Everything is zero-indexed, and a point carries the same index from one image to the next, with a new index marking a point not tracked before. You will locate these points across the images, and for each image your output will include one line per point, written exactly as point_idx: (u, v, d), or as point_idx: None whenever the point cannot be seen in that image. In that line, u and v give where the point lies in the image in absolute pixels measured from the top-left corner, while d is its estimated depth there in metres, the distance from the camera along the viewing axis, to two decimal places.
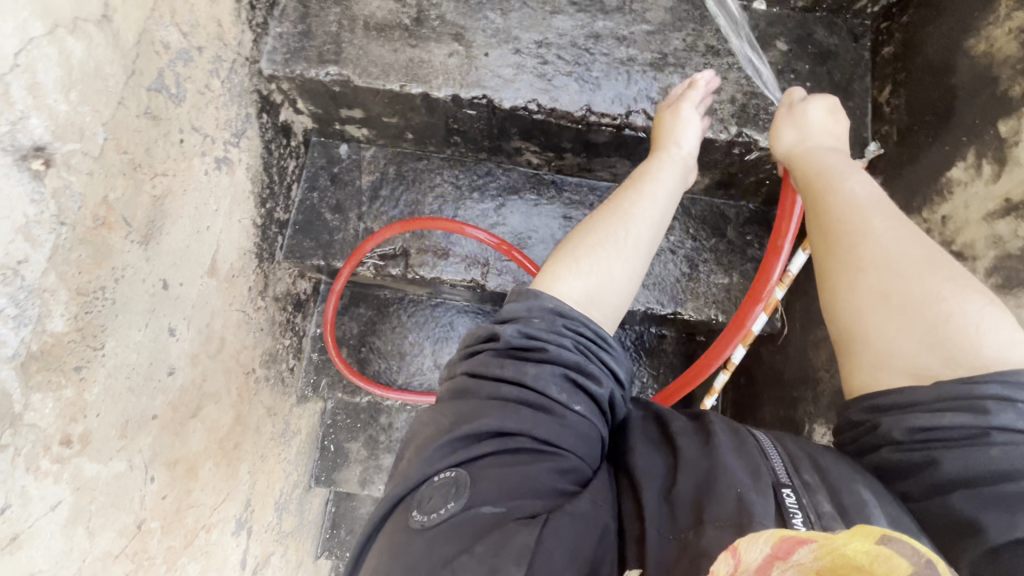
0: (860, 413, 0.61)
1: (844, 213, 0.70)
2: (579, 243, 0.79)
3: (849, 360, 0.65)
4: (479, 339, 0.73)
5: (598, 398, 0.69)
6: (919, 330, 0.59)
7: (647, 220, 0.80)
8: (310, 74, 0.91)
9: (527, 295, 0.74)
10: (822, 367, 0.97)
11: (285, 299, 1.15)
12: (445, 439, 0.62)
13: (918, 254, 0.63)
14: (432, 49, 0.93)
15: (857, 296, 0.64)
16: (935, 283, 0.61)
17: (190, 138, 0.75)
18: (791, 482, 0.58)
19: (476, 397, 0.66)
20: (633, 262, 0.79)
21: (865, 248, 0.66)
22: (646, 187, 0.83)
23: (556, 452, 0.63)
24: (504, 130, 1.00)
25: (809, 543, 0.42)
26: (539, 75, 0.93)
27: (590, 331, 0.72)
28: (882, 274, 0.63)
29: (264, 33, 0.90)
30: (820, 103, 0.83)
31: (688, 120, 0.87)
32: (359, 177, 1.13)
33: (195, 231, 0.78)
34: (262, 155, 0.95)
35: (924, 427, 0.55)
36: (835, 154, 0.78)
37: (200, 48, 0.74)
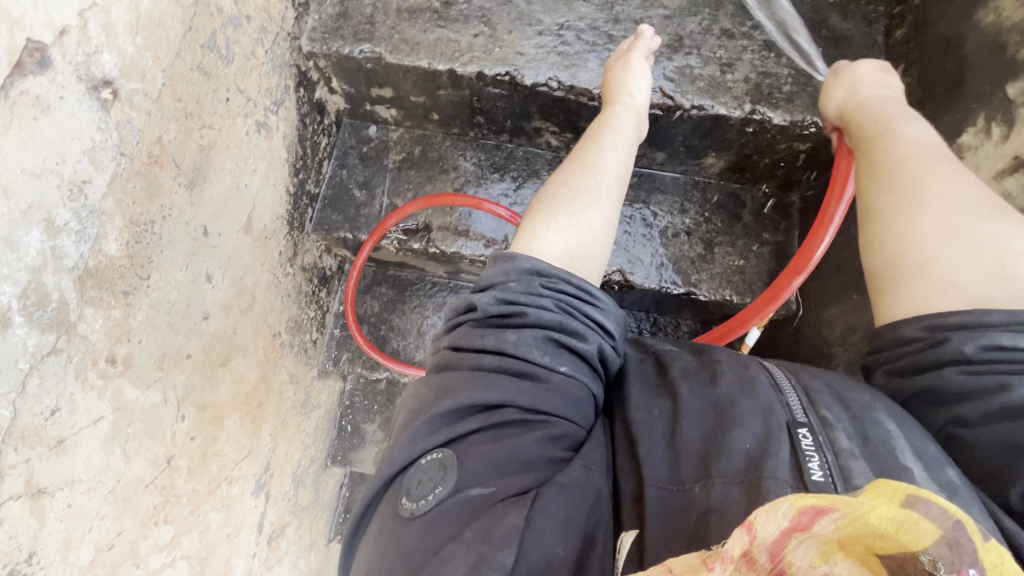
0: (916, 329, 0.62)
1: (907, 154, 0.72)
2: (555, 201, 0.82)
3: (899, 288, 0.66)
4: (460, 311, 0.75)
5: (584, 354, 0.71)
6: (985, 262, 0.62)
7: (612, 173, 0.85)
8: (345, 51, 0.98)
9: (504, 259, 0.76)
10: (837, 343, 0.97)
11: (311, 271, 1.20)
12: (429, 419, 0.65)
13: (983, 196, 0.66)
14: (460, 29, 0.99)
15: (922, 227, 0.66)
16: (1001, 223, 0.63)
17: (236, 99, 0.81)
18: (808, 422, 0.59)
19: (459, 370, 0.68)
20: (606, 214, 0.82)
21: (933, 185, 0.68)
22: (608, 139, 0.87)
23: (542, 419, 0.65)
24: (525, 109, 1.05)
25: (834, 512, 0.36)
26: (559, 53, 0.98)
27: (569, 288, 0.74)
28: (950, 209, 0.66)
29: (305, 13, 0.97)
30: (868, 65, 0.86)
31: (638, 71, 0.91)
32: (387, 156, 1.19)
33: (235, 187, 0.84)
34: (297, 127, 1.02)
35: (1002, 346, 0.57)
36: (889, 104, 0.80)
37: (248, 17, 0.81)
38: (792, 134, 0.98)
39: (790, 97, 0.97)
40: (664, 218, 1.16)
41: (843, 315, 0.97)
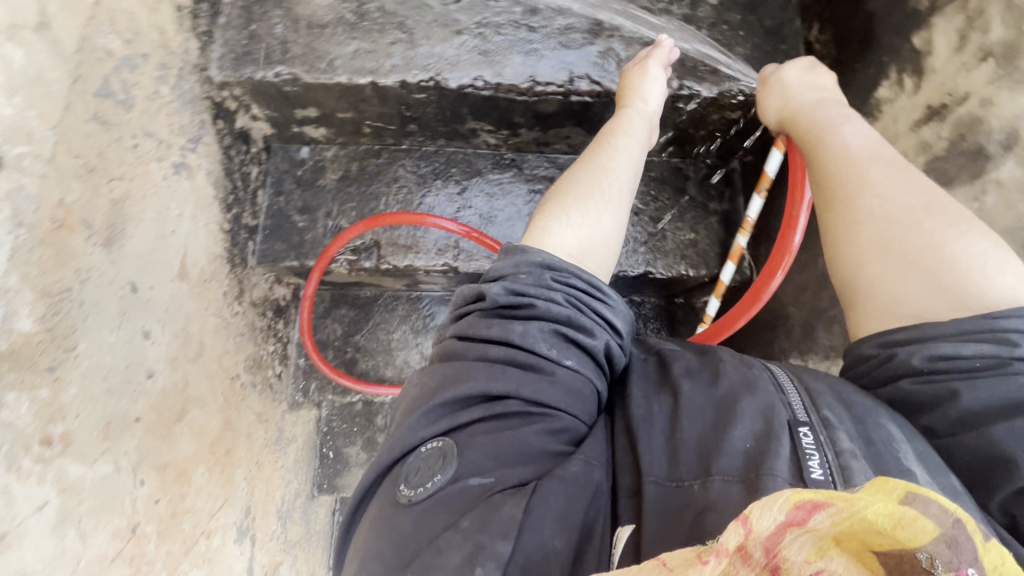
0: (871, 347, 0.63)
1: (840, 170, 0.71)
2: (568, 196, 0.80)
3: (855, 308, 0.67)
4: (466, 298, 0.73)
5: (591, 349, 0.69)
6: (923, 274, 0.61)
7: (624, 173, 0.84)
8: (259, 76, 0.93)
9: (514, 251, 0.74)
10: (789, 304, 0.99)
11: (263, 305, 1.17)
12: (431, 407, 0.64)
13: (916, 202, 0.64)
14: (377, 39, 0.96)
15: (858, 249, 0.66)
16: (937, 229, 0.62)
17: (145, 143, 0.77)
18: (808, 419, 0.58)
19: (464, 360, 0.67)
20: (618, 213, 0.81)
21: (864, 203, 0.67)
22: (621, 141, 0.86)
23: (544, 411, 0.64)
24: (456, 112, 1.03)
25: (830, 507, 0.35)
26: (481, 52, 0.96)
27: (580, 283, 0.72)
28: (883, 226, 0.65)
29: (209, 42, 0.92)
30: (794, 65, 0.86)
31: (654, 77, 0.89)
32: (324, 177, 1.15)
33: (160, 235, 0.80)
34: (222, 161, 0.97)
35: (946, 355, 0.58)
36: (822, 112, 0.78)
37: (145, 55, 0.77)
38: (722, 104, 0.98)
39: (715, 69, 0.96)
40: None
41: (792, 277, 0.99)
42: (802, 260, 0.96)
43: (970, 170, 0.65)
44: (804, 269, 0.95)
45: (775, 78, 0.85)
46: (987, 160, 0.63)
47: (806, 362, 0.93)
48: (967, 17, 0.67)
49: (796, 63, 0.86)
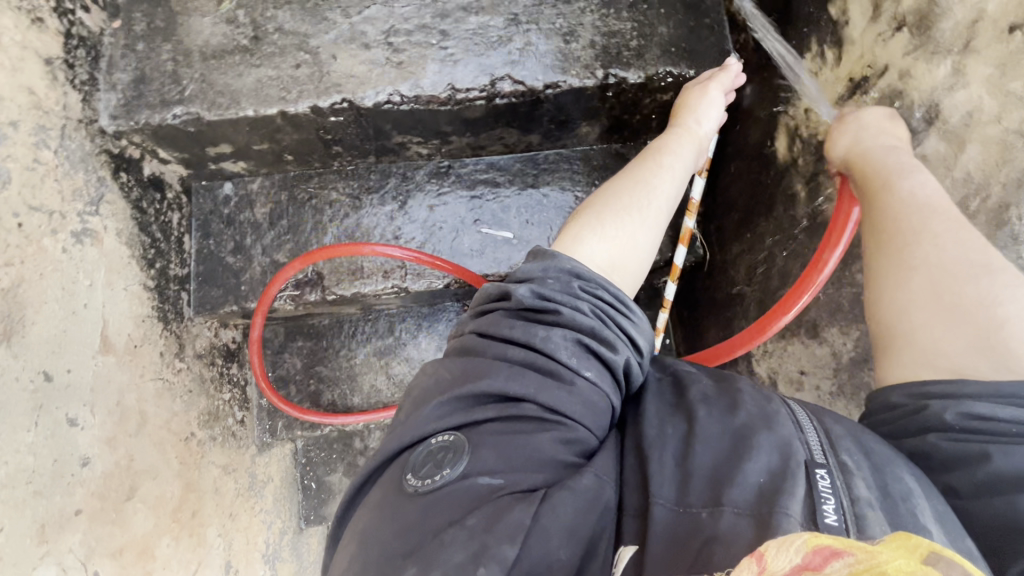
0: (903, 396, 0.55)
1: (899, 213, 0.61)
2: (603, 207, 0.73)
3: (886, 350, 0.59)
4: (489, 295, 0.65)
5: (611, 364, 0.61)
6: (969, 327, 0.54)
7: (664, 188, 0.76)
8: (155, 120, 0.87)
9: (544, 255, 0.66)
10: (743, 284, 0.97)
11: (211, 354, 1.11)
12: (443, 400, 0.57)
13: (979, 258, 0.56)
14: (278, 64, 0.89)
15: (904, 293, 0.58)
16: (991, 287, 0.55)
17: (31, 219, 0.70)
18: (826, 461, 0.50)
19: (482, 356, 0.59)
20: (654, 229, 0.73)
21: (918, 248, 0.59)
22: (666, 159, 0.79)
23: (561, 420, 0.56)
24: (379, 129, 0.98)
25: (849, 556, 0.33)
26: (395, 63, 0.91)
27: (609, 296, 0.64)
28: (934, 274, 0.57)
29: (94, 90, 0.85)
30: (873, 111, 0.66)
31: (712, 100, 0.83)
32: (253, 211, 1.08)
33: (70, 311, 0.74)
34: (134, 216, 0.90)
35: (982, 415, 0.50)
36: (895, 155, 0.63)
37: (13, 123, 0.70)
38: (652, 88, 0.94)
39: (639, 52, 0.92)
40: (558, 197, 1.12)
41: (743, 256, 0.97)
42: (752, 239, 0.94)
43: None
44: (753, 246, 0.94)
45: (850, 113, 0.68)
46: (912, 135, 0.64)
47: (766, 342, 0.91)
48: None
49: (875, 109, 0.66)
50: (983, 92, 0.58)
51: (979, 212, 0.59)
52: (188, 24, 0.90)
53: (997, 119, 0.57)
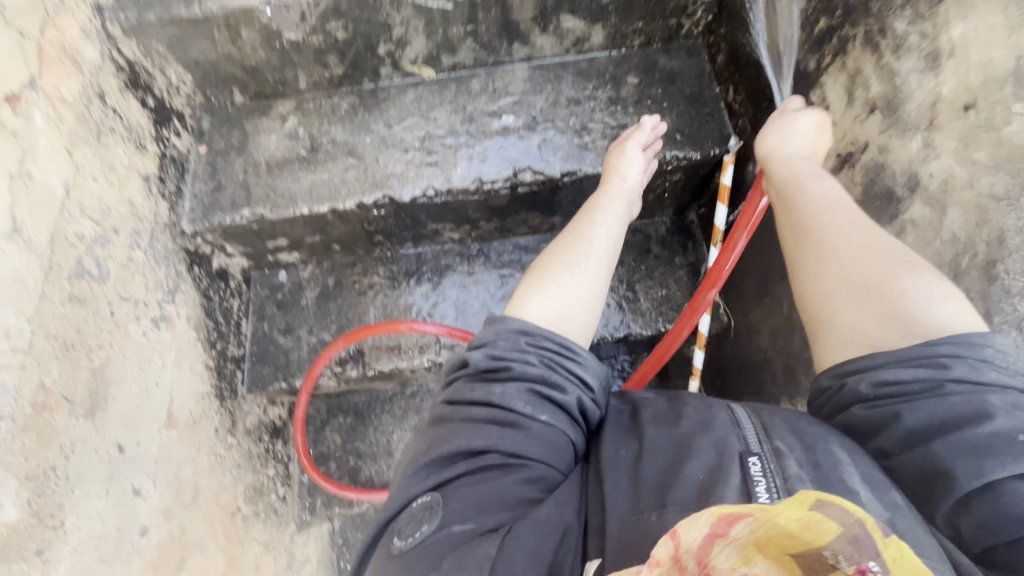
0: (830, 378, 0.58)
1: (812, 211, 0.66)
2: (545, 267, 0.77)
3: (817, 338, 0.62)
4: (452, 365, 0.69)
5: (565, 404, 0.64)
6: (875, 302, 0.57)
7: (601, 245, 0.80)
8: (227, 221, 1.01)
9: (494, 320, 0.70)
10: (768, 348, 0.99)
11: (259, 431, 1.19)
12: (420, 464, 0.60)
13: (876, 243, 0.60)
14: (330, 170, 1.04)
15: (822, 283, 0.61)
16: (888, 265, 0.58)
17: (121, 307, 0.82)
18: (760, 448, 0.55)
19: (448, 422, 0.63)
20: (594, 282, 0.76)
21: (830, 241, 0.63)
22: (599, 218, 0.84)
23: (525, 464, 0.59)
24: (415, 218, 1.09)
25: (748, 518, 0.41)
26: (428, 162, 1.04)
27: (554, 344, 0.67)
28: (844, 264, 0.61)
29: (179, 199, 1.00)
30: (806, 116, 0.73)
31: (633, 155, 0.92)
32: (303, 296, 1.19)
33: (143, 388, 0.84)
34: (202, 303, 1.02)
35: (888, 381, 0.53)
36: (809, 160, 0.70)
37: (116, 229, 0.83)
38: (661, 170, 1.02)
39: None
40: None
41: (765, 321, 0.99)
42: (771, 304, 0.97)
43: (887, 214, 0.65)
44: (774, 311, 0.96)
45: (790, 113, 0.74)
46: (898, 203, 0.63)
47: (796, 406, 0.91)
48: (849, 75, 0.70)
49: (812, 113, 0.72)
50: (954, 161, 0.56)
51: (970, 269, 0.55)
52: (258, 142, 1.06)
53: (970, 184, 0.55)
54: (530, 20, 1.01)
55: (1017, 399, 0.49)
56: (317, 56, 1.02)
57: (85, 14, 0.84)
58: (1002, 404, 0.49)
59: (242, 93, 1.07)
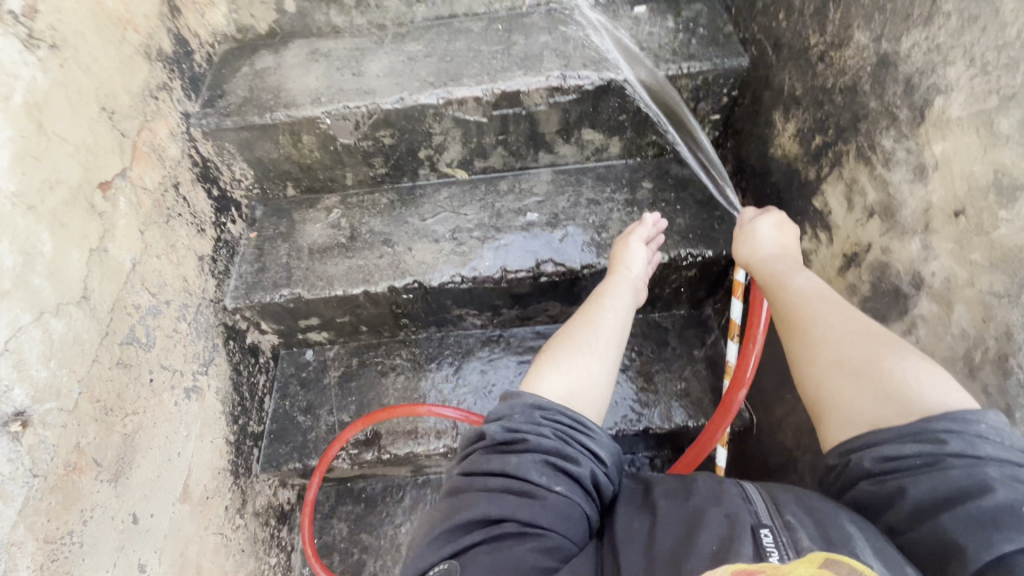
0: (837, 456, 0.58)
1: (797, 302, 0.70)
2: (559, 347, 0.80)
3: (820, 421, 0.62)
4: (469, 440, 0.70)
5: (579, 477, 0.64)
6: (868, 383, 0.58)
7: (611, 328, 0.84)
8: (266, 299, 1.08)
9: (509, 395, 0.72)
10: (792, 446, 0.96)
11: (267, 513, 1.16)
12: (438, 533, 0.59)
13: (863, 326, 0.63)
14: (366, 256, 1.12)
15: (816, 369, 0.63)
16: (875, 347, 0.60)
17: (160, 375, 0.86)
18: (771, 521, 0.55)
19: (466, 492, 0.63)
20: (605, 361, 0.79)
21: (817, 329, 0.65)
22: (607, 303, 0.89)
23: (542, 533, 0.58)
24: (441, 304, 1.15)
25: None
26: (457, 252, 1.11)
27: (568, 418, 0.68)
28: (833, 348, 0.63)
29: (225, 277, 1.08)
30: (766, 220, 0.85)
31: (636, 250, 0.97)
32: (327, 375, 1.22)
33: (166, 458, 0.85)
34: (231, 377, 1.06)
35: (891, 456, 0.54)
36: (783, 260, 0.78)
37: (167, 301, 0.90)
38: (676, 266, 1.07)
39: None
40: None
41: (787, 417, 0.98)
42: (792, 400, 0.96)
43: (896, 309, 0.68)
44: (797, 408, 0.95)
45: (750, 223, 0.86)
46: (906, 299, 0.67)
47: None
48: (847, 184, 0.78)
49: (768, 215, 0.86)
50: (953, 263, 0.60)
51: (984, 363, 0.57)
52: (303, 230, 1.16)
53: (970, 283, 0.58)
54: (555, 133, 1.13)
55: (1014, 471, 0.49)
56: (365, 158, 1.14)
57: (175, 120, 0.99)
58: (1001, 475, 0.49)
59: (295, 188, 1.19)
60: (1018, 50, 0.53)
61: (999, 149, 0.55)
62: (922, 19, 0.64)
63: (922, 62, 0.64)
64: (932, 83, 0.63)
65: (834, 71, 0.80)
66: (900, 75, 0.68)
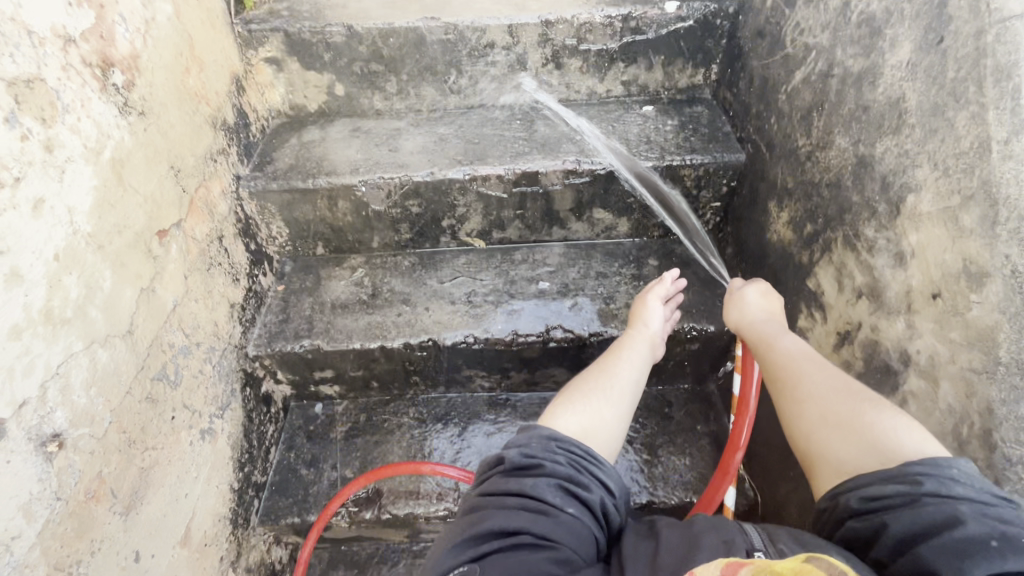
0: (826, 502, 0.60)
1: (784, 362, 0.75)
2: (573, 391, 0.83)
3: (814, 473, 0.65)
4: (485, 465, 0.72)
5: (591, 503, 0.66)
6: (852, 435, 0.62)
7: (627, 377, 0.87)
8: (287, 348, 1.13)
9: (525, 427, 0.74)
10: (797, 525, 0.95)
11: (257, 571, 1.13)
12: (456, 544, 0.60)
13: (845, 384, 0.68)
14: (384, 313, 1.18)
15: (806, 424, 0.67)
16: (857, 403, 0.64)
17: (181, 414, 0.89)
18: (764, 548, 0.57)
19: (483, 510, 0.64)
20: (618, 406, 0.81)
21: (804, 387, 0.70)
22: (624, 353, 0.93)
23: (555, 547, 0.59)
24: (452, 363, 1.19)
25: None
26: (472, 314, 1.17)
27: (581, 450, 0.71)
28: (819, 404, 0.67)
29: (251, 325, 1.14)
30: (753, 288, 0.91)
31: (654, 308, 1.01)
32: (334, 429, 1.24)
33: (174, 498, 0.86)
34: (243, 423, 1.08)
35: (873, 495, 0.55)
36: (772, 324, 0.84)
37: (198, 343, 0.95)
38: (680, 338, 1.12)
39: None
40: None
41: (791, 495, 0.98)
42: (795, 476, 0.97)
43: (888, 385, 0.73)
44: (801, 485, 0.95)
45: (737, 291, 0.93)
46: (897, 375, 0.71)
47: None
48: (837, 267, 0.85)
49: (755, 284, 0.93)
50: (934, 340, 0.65)
51: (970, 437, 0.60)
52: (328, 286, 1.24)
53: (952, 359, 0.63)
54: (568, 211, 1.23)
55: (986, 509, 0.50)
56: (392, 224, 1.24)
57: (227, 180, 1.10)
58: (974, 512, 0.50)
59: (325, 247, 1.28)
60: (972, 158, 0.61)
61: (965, 239, 0.62)
62: (892, 129, 0.74)
63: (895, 164, 0.73)
64: (904, 182, 0.72)
65: (820, 168, 0.90)
66: (877, 173, 0.77)
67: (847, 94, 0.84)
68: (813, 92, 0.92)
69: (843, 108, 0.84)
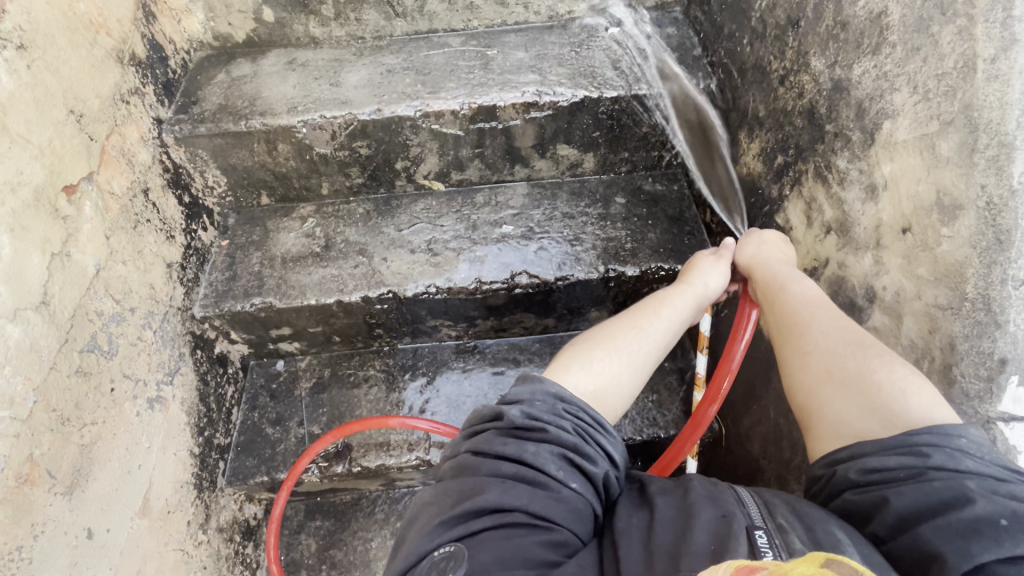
0: (820, 467, 0.61)
1: (792, 308, 0.72)
2: (591, 343, 0.80)
3: (810, 431, 0.65)
4: (482, 418, 0.70)
5: (594, 477, 0.64)
6: (859, 394, 0.61)
7: (654, 330, 0.81)
8: (237, 308, 1.06)
9: (531, 379, 0.72)
10: (759, 455, 0.98)
11: (231, 529, 1.12)
12: (447, 515, 0.59)
13: (856, 337, 0.65)
14: (340, 266, 1.12)
15: (809, 378, 0.66)
16: (867, 359, 0.62)
17: (121, 385, 0.83)
18: (764, 524, 0.56)
19: (477, 474, 0.62)
20: (636, 363, 0.78)
21: (812, 337, 0.68)
22: (662, 308, 0.84)
23: (552, 527, 0.58)
24: (415, 314, 1.14)
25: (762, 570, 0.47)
26: (433, 263, 1.12)
27: (589, 416, 0.69)
28: (827, 358, 0.65)
29: (195, 285, 1.06)
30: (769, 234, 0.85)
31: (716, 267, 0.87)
32: (298, 386, 1.20)
33: (126, 470, 0.82)
34: (198, 387, 1.03)
35: (876, 467, 0.55)
36: (785, 264, 0.78)
37: (132, 308, 0.88)
38: (647, 279, 1.10)
39: (633, 252, 1.10)
40: None
41: (754, 427, 1.00)
42: (758, 410, 0.99)
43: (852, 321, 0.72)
44: (763, 418, 0.97)
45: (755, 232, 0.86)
46: (862, 311, 0.70)
47: None
48: (806, 201, 0.81)
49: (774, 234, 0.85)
50: (901, 276, 0.64)
51: (930, 372, 0.60)
52: (277, 239, 1.15)
53: (918, 296, 0.62)
54: (530, 147, 1.15)
55: (996, 486, 0.50)
56: (341, 168, 1.14)
57: (146, 125, 0.98)
58: (982, 489, 0.50)
59: (270, 197, 1.18)
60: (955, 80, 0.57)
61: (940, 170, 0.59)
62: (872, 49, 0.68)
63: (872, 88, 0.68)
64: (881, 108, 0.67)
65: (794, 94, 0.84)
66: (852, 99, 0.72)
67: (824, 9, 0.77)
68: (789, 9, 0.84)
69: (820, 25, 0.77)
